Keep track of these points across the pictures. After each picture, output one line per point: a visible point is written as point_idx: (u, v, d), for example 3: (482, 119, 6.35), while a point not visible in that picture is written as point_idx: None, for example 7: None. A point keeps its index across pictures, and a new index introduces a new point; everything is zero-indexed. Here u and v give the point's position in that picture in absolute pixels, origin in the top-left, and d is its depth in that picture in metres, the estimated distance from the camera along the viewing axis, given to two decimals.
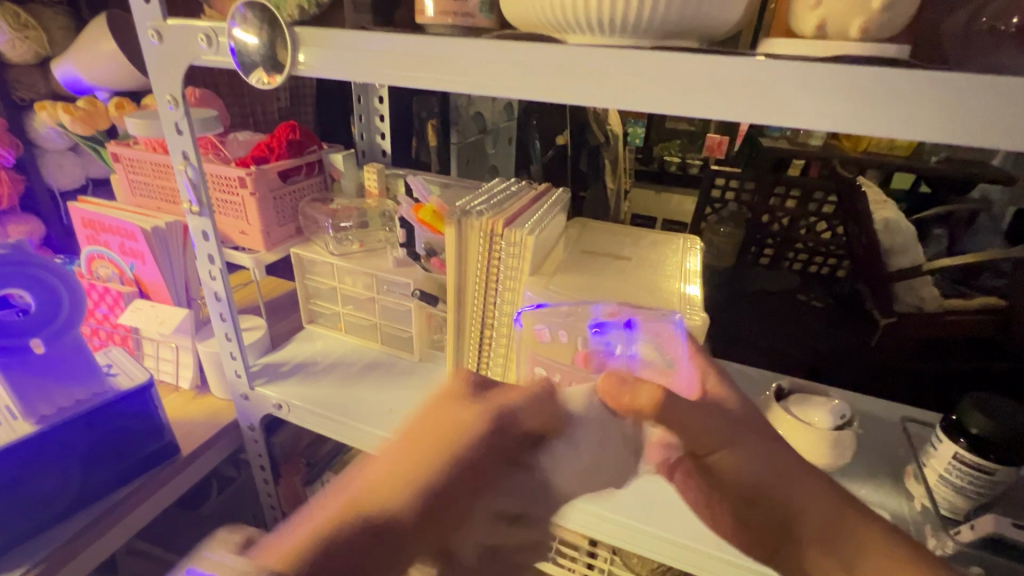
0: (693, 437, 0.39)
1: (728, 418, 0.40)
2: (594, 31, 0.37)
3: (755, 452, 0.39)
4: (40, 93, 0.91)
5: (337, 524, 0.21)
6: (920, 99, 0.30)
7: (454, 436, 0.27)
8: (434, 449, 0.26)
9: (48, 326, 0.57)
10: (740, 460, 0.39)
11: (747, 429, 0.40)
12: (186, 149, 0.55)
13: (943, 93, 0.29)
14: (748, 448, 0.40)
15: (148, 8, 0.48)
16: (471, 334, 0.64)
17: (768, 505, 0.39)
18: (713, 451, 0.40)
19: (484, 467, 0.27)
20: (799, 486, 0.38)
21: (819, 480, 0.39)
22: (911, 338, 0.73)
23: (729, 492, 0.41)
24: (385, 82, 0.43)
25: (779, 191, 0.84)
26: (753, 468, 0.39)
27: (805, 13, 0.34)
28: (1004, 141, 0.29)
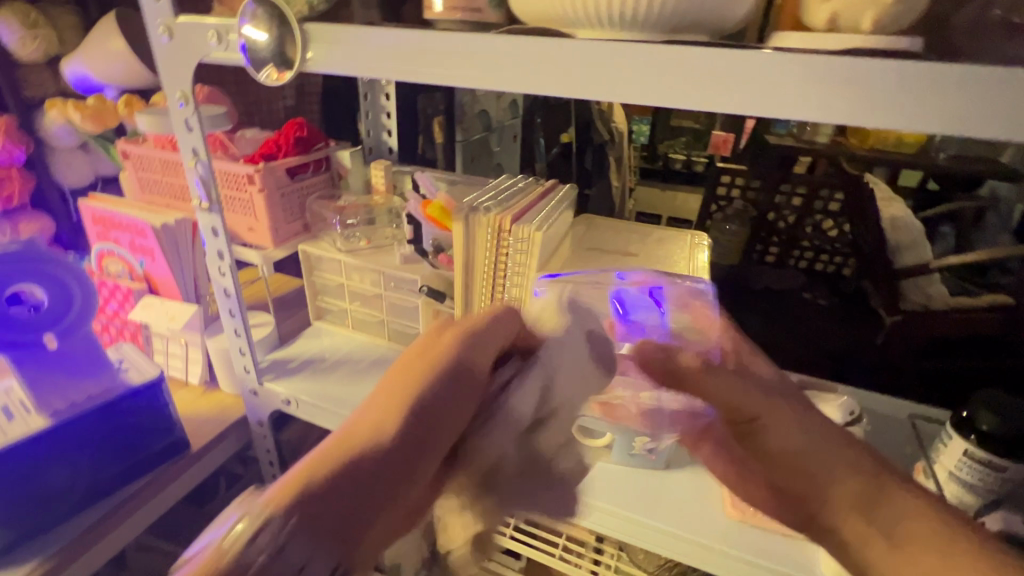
0: (725, 405, 0.37)
1: (765, 387, 0.37)
2: (604, 25, 0.37)
3: (799, 420, 0.36)
4: (50, 91, 0.92)
5: (327, 453, 0.25)
6: (934, 91, 0.29)
7: (430, 361, 0.31)
8: (408, 379, 0.30)
9: (60, 321, 0.58)
10: (781, 430, 0.36)
11: (783, 400, 0.37)
12: (196, 146, 0.55)
13: (949, 84, 0.29)
14: (780, 421, 0.36)
15: (159, 6, 0.48)
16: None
17: (808, 475, 0.35)
18: (751, 418, 0.37)
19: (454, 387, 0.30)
20: (832, 461, 0.35)
21: (851, 451, 0.35)
22: (922, 331, 0.72)
23: (767, 466, 0.37)
24: (393, 78, 0.43)
25: (785, 189, 0.81)
26: (788, 439, 0.36)
27: (815, 6, 0.34)
28: (1015, 132, 0.28)
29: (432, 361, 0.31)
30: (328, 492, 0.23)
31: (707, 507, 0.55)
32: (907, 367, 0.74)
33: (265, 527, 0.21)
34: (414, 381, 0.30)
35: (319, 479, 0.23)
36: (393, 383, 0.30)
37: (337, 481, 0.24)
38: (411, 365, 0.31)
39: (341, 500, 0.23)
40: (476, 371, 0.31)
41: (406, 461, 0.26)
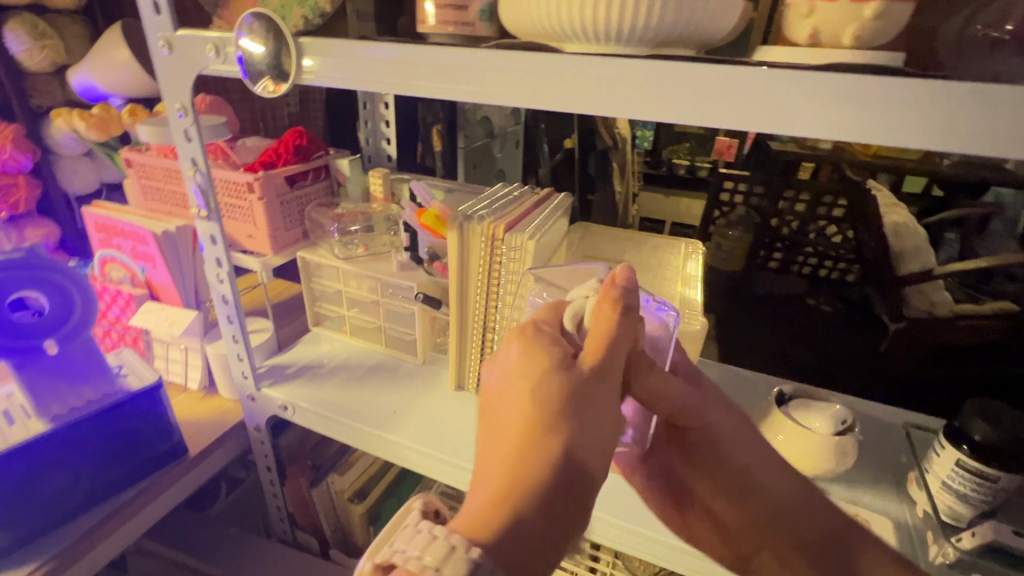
0: (685, 415, 0.45)
1: (730, 410, 0.48)
2: (591, 40, 0.38)
3: (747, 446, 0.47)
4: (57, 100, 0.94)
5: (504, 486, 0.31)
6: (922, 107, 0.30)
7: (568, 395, 0.33)
8: (545, 423, 0.32)
9: (61, 328, 0.58)
10: (725, 441, 0.47)
11: (729, 419, 0.47)
12: (195, 156, 0.56)
13: (948, 104, 0.29)
14: (735, 442, 0.47)
15: (159, 20, 0.49)
16: (474, 338, 0.65)
17: (743, 489, 0.47)
18: (700, 429, 0.46)
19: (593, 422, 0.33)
20: (773, 481, 0.47)
21: (787, 472, 0.47)
22: (924, 340, 0.72)
23: (710, 475, 0.48)
24: (384, 91, 0.44)
25: (788, 196, 0.81)
26: (741, 453, 0.47)
27: (798, 21, 0.35)
28: (1009, 151, 0.29)
29: (563, 395, 0.33)
30: (516, 530, 0.29)
31: None
32: (912, 376, 0.73)
33: (477, 564, 0.27)
34: (551, 427, 0.32)
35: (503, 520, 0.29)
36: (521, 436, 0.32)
37: (524, 523, 0.29)
38: (549, 394, 0.33)
39: (528, 537, 0.29)
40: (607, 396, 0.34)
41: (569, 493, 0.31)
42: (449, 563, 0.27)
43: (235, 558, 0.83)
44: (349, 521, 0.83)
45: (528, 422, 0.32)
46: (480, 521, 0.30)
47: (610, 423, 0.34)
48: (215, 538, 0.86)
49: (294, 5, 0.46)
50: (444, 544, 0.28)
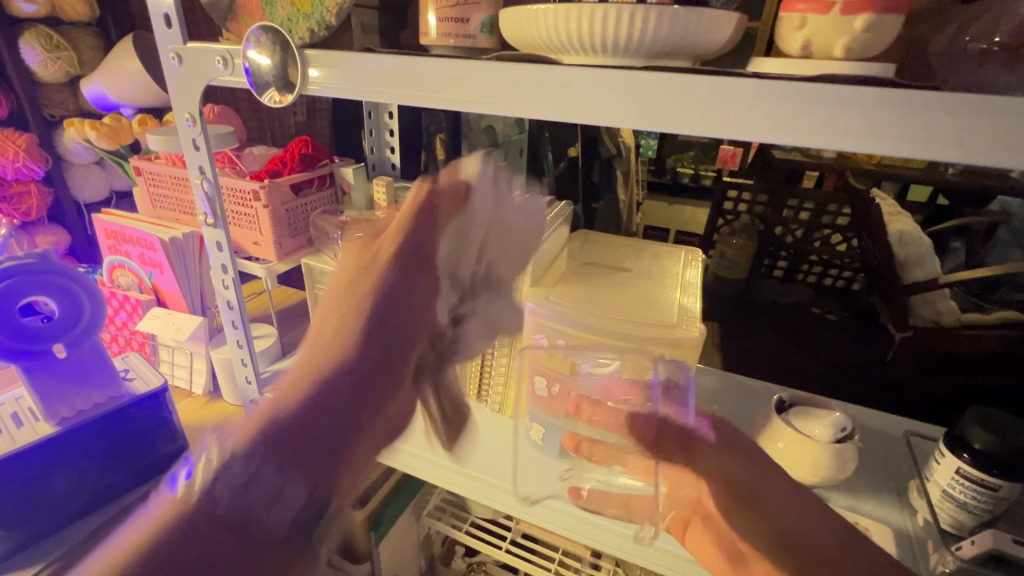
0: (718, 470, 0.47)
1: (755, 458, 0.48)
2: (588, 51, 0.39)
3: (792, 501, 0.45)
4: (69, 110, 0.96)
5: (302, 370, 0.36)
6: (919, 114, 0.30)
7: (365, 272, 0.42)
8: (345, 297, 0.41)
9: (69, 332, 0.59)
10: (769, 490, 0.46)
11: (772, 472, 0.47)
12: (202, 164, 0.57)
13: (930, 111, 0.30)
14: (774, 487, 0.46)
15: (169, 33, 0.50)
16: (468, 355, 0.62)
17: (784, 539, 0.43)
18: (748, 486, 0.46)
19: (388, 287, 0.41)
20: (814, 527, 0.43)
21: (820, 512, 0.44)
22: (930, 348, 0.73)
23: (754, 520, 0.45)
24: (385, 101, 0.45)
25: (792, 204, 0.79)
26: (785, 508, 0.45)
27: (790, 33, 0.35)
28: (993, 159, 0.29)
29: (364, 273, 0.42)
30: (301, 398, 0.34)
31: None
32: (926, 386, 0.74)
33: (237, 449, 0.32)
34: (350, 296, 0.40)
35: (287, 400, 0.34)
36: (333, 315, 0.40)
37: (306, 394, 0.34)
38: (354, 278, 0.43)
39: (311, 402, 0.34)
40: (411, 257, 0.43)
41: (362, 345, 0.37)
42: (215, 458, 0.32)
43: None
44: None
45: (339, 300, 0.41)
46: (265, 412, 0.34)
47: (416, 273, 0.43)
48: None
49: (300, 18, 0.47)
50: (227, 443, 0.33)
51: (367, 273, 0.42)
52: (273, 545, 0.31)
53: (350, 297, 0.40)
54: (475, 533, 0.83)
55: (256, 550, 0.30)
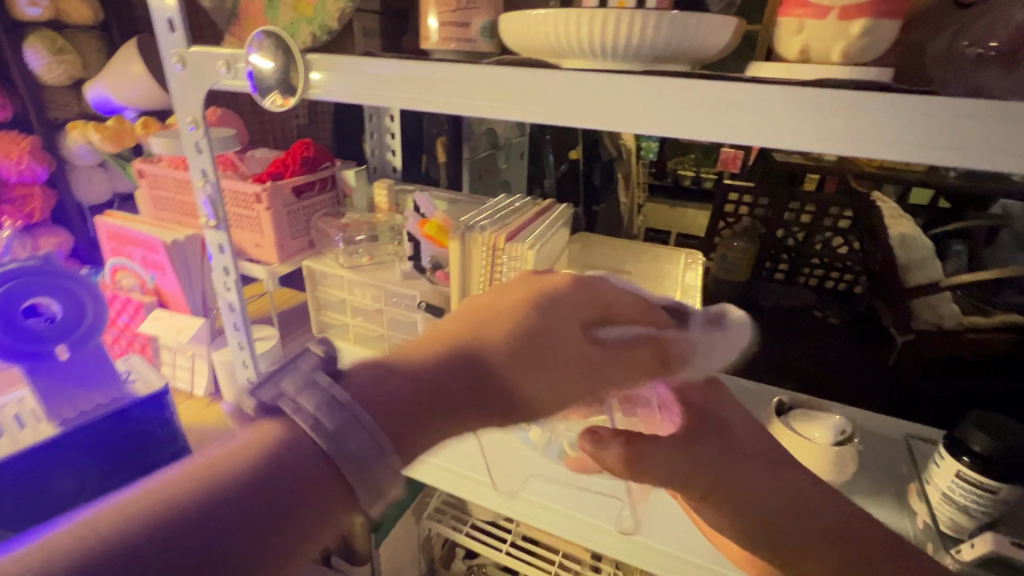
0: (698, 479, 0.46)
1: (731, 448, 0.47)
2: (588, 55, 0.39)
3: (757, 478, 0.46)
4: (73, 112, 0.96)
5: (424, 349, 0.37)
6: (914, 119, 0.30)
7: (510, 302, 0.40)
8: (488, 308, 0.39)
9: (72, 334, 0.59)
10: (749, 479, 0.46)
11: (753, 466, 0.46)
12: (205, 167, 0.58)
13: (930, 114, 0.30)
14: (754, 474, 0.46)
15: (173, 36, 0.51)
16: None
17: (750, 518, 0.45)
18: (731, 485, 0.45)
19: (529, 328, 0.38)
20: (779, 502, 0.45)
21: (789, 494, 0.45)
22: (934, 354, 0.71)
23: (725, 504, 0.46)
24: (388, 105, 0.46)
25: (793, 207, 0.80)
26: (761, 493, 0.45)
27: (788, 37, 0.36)
28: (994, 162, 0.29)
29: (511, 295, 0.40)
30: (405, 378, 0.35)
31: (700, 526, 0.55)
32: (931, 391, 0.73)
33: (338, 401, 0.33)
34: (491, 311, 0.39)
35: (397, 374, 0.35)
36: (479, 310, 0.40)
37: (410, 378, 0.35)
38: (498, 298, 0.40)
39: (410, 399, 0.34)
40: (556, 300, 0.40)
41: (465, 375, 0.36)
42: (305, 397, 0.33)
43: None
44: None
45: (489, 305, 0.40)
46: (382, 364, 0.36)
47: (557, 318, 0.39)
48: None
49: (303, 23, 0.48)
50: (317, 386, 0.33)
51: (519, 295, 0.40)
52: (327, 497, 0.31)
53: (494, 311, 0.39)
54: (475, 535, 0.83)
55: (311, 503, 0.30)
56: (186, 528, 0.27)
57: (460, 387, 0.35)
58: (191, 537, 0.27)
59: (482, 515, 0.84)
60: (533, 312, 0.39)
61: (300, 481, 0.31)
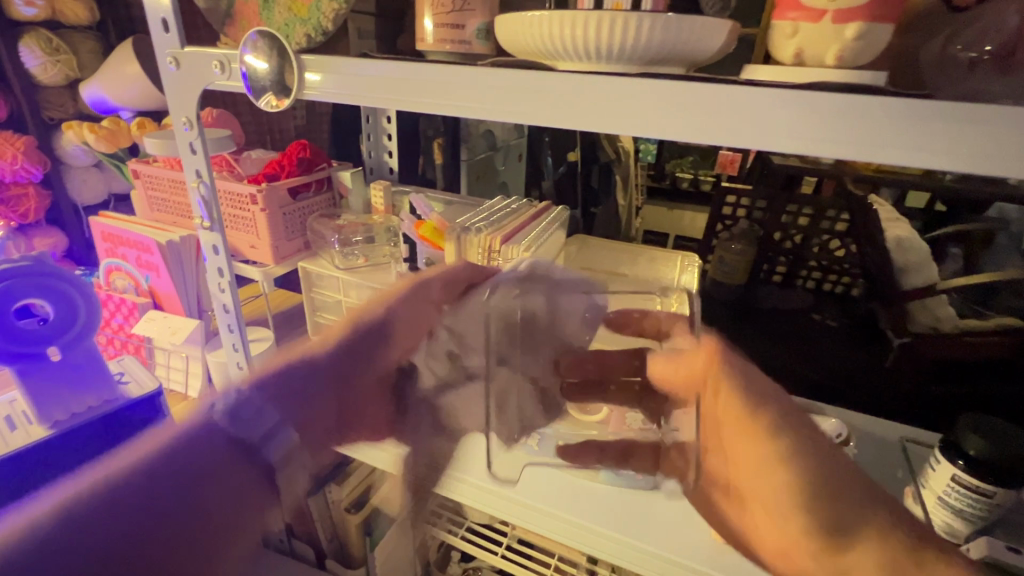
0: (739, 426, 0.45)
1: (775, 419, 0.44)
2: (582, 57, 0.39)
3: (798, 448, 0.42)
4: (69, 113, 0.96)
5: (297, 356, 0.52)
6: (918, 122, 0.30)
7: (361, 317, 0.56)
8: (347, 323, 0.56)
9: (63, 334, 0.59)
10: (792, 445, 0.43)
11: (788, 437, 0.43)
12: (199, 168, 0.58)
13: (926, 117, 0.30)
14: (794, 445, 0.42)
15: (167, 37, 0.51)
16: None
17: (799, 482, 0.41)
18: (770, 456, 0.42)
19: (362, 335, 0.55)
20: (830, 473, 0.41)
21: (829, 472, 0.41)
22: (929, 357, 0.69)
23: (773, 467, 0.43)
24: (384, 106, 0.45)
25: (791, 210, 0.79)
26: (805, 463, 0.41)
27: (782, 41, 0.36)
28: (990, 165, 0.29)
29: (363, 315, 0.57)
30: (305, 366, 0.51)
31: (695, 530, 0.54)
32: (928, 394, 0.72)
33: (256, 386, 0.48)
34: (349, 323, 0.56)
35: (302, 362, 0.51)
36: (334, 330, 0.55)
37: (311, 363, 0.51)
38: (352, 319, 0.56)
39: (310, 381, 0.51)
40: (402, 316, 0.57)
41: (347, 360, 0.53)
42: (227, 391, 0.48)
43: None
44: (346, 533, 0.82)
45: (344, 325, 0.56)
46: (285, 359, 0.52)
47: (405, 322, 0.57)
48: None
49: (297, 24, 0.48)
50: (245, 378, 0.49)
51: (363, 315, 0.57)
52: (233, 467, 0.44)
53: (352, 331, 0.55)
54: (470, 538, 0.83)
55: (226, 474, 0.44)
56: (87, 520, 0.37)
57: (340, 368, 0.52)
58: (96, 525, 0.37)
59: (477, 517, 0.84)
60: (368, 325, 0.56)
61: (203, 467, 0.43)
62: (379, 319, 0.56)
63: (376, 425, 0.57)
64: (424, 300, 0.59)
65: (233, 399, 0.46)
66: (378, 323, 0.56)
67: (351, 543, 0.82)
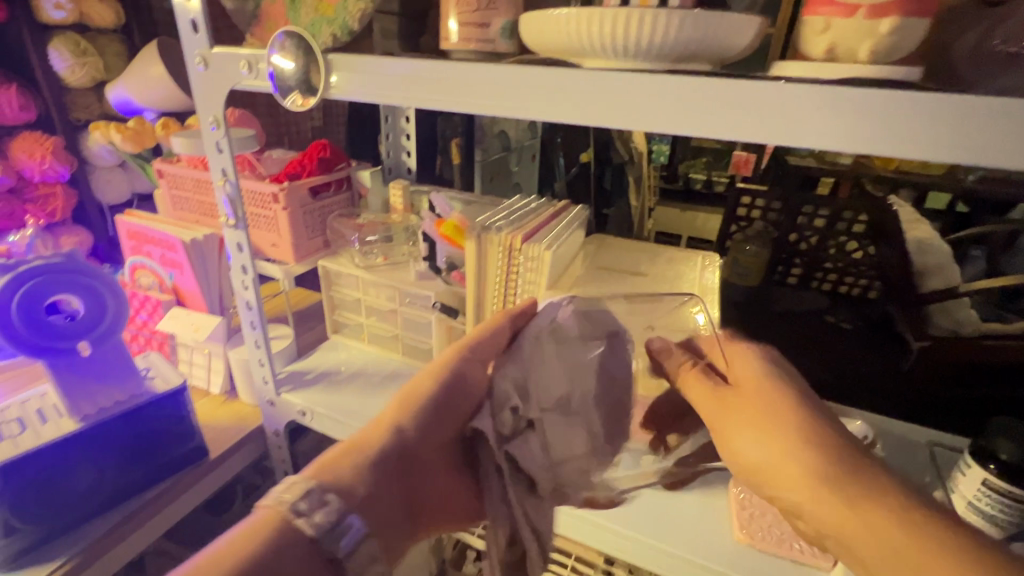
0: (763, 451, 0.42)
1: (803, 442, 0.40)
2: (607, 55, 0.39)
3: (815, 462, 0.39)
4: (94, 114, 0.98)
5: (351, 451, 0.43)
6: (946, 118, 0.30)
7: (417, 392, 0.48)
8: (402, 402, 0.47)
9: (93, 330, 0.60)
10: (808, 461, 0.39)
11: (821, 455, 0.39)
12: (225, 167, 0.58)
13: (953, 113, 0.29)
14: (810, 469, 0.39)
15: (197, 38, 0.51)
16: None
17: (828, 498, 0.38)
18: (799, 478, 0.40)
19: (431, 411, 0.47)
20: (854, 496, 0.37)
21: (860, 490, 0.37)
22: (948, 360, 0.67)
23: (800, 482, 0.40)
24: (408, 105, 0.46)
25: (806, 211, 0.77)
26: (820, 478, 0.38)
27: (814, 36, 0.35)
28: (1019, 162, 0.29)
29: (420, 390, 0.48)
30: (357, 472, 0.42)
31: (713, 531, 0.54)
32: (946, 396, 0.69)
33: (315, 494, 0.39)
34: (405, 405, 0.47)
35: (347, 469, 0.42)
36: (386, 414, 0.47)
37: (362, 472, 0.42)
38: (405, 399, 0.48)
39: (378, 480, 0.42)
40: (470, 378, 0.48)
41: (407, 459, 0.45)
42: (298, 497, 0.38)
43: None
44: None
45: (395, 405, 0.48)
46: (330, 468, 0.42)
47: (467, 387, 0.48)
48: None
49: (323, 23, 0.48)
50: (300, 485, 0.39)
51: (418, 386, 0.48)
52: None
53: (407, 410, 0.47)
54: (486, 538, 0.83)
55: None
56: None
57: (404, 462, 0.44)
58: None
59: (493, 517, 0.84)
60: (438, 398, 0.47)
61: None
62: (443, 392, 0.48)
63: (459, 511, 0.48)
64: (481, 358, 0.49)
65: (316, 504, 0.38)
66: (443, 394, 0.47)
67: None
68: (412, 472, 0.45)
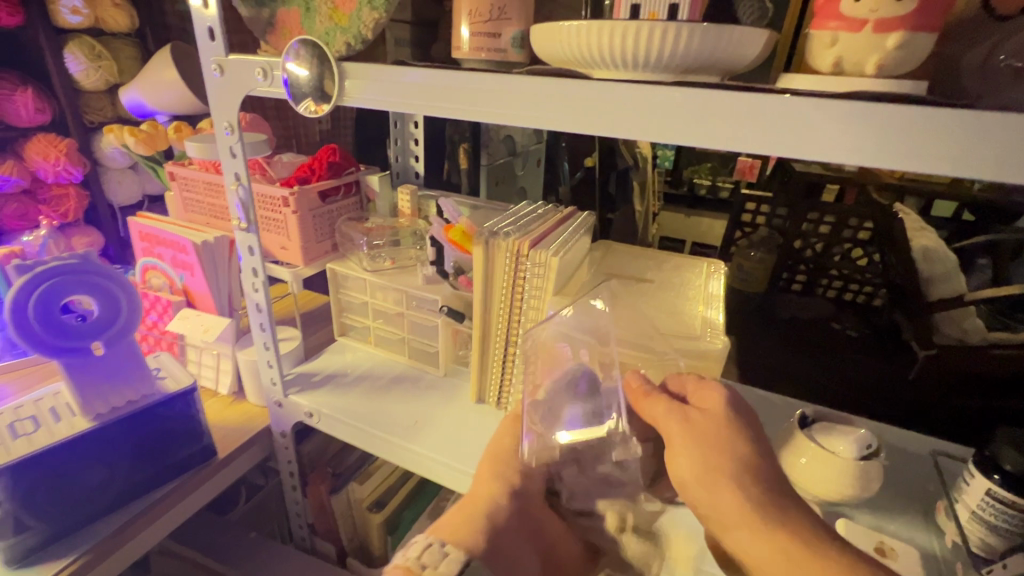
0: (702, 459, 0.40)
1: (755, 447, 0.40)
2: (618, 66, 0.40)
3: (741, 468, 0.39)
4: (107, 116, 1.00)
5: (469, 511, 0.43)
6: (941, 131, 0.30)
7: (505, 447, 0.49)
8: (498, 459, 0.48)
9: (107, 330, 0.61)
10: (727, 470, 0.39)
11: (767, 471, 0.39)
12: (238, 171, 0.59)
13: (948, 127, 0.30)
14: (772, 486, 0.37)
15: (213, 45, 0.52)
16: (497, 337, 0.65)
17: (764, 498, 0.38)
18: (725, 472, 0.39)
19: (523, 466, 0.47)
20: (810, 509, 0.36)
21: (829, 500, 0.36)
22: (955, 369, 0.67)
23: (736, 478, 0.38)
24: (420, 113, 0.46)
25: (813, 217, 0.78)
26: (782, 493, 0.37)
27: (821, 50, 0.36)
28: (1009, 175, 0.29)
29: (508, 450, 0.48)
30: (478, 529, 0.41)
31: None
32: (948, 407, 0.69)
33: (441, 551, 0.39)
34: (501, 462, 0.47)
35: (464, 523, 0.42)
36: (486, 472, 0.47)
37: (482, 530, 0.41)
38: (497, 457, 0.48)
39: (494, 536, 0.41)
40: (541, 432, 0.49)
41: (519, 515, 0.44)
42: (426, 553, 0.39)
43: (252, 560, 0.85)
44: (368, 531, 0.85)
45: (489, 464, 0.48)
46: (453, 530, 0.41)
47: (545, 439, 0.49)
48: (235, 541, 0.88)
49: (338, 32, 0.49)
50: (423, 543, 0.40)
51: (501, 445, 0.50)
52: None
53: (500, 468, 0.47)
54: None
55: None
56: None
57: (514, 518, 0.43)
58: None
59: None
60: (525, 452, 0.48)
61: None
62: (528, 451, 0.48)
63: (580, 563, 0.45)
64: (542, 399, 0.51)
65: (436, 558, 0.38)
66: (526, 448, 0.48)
67: (372, 540, 0.85)
68: (529, 525, 0.44)
